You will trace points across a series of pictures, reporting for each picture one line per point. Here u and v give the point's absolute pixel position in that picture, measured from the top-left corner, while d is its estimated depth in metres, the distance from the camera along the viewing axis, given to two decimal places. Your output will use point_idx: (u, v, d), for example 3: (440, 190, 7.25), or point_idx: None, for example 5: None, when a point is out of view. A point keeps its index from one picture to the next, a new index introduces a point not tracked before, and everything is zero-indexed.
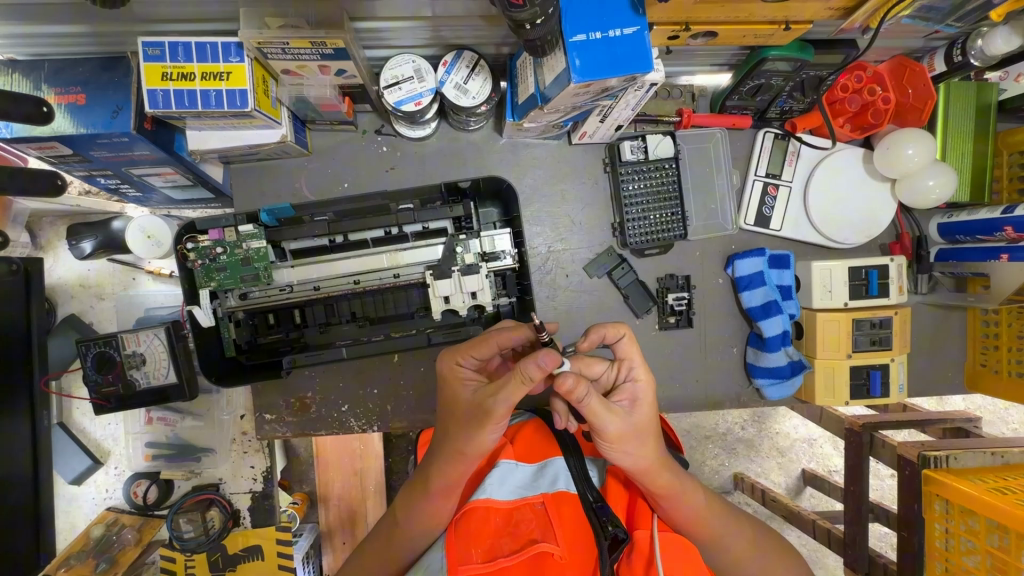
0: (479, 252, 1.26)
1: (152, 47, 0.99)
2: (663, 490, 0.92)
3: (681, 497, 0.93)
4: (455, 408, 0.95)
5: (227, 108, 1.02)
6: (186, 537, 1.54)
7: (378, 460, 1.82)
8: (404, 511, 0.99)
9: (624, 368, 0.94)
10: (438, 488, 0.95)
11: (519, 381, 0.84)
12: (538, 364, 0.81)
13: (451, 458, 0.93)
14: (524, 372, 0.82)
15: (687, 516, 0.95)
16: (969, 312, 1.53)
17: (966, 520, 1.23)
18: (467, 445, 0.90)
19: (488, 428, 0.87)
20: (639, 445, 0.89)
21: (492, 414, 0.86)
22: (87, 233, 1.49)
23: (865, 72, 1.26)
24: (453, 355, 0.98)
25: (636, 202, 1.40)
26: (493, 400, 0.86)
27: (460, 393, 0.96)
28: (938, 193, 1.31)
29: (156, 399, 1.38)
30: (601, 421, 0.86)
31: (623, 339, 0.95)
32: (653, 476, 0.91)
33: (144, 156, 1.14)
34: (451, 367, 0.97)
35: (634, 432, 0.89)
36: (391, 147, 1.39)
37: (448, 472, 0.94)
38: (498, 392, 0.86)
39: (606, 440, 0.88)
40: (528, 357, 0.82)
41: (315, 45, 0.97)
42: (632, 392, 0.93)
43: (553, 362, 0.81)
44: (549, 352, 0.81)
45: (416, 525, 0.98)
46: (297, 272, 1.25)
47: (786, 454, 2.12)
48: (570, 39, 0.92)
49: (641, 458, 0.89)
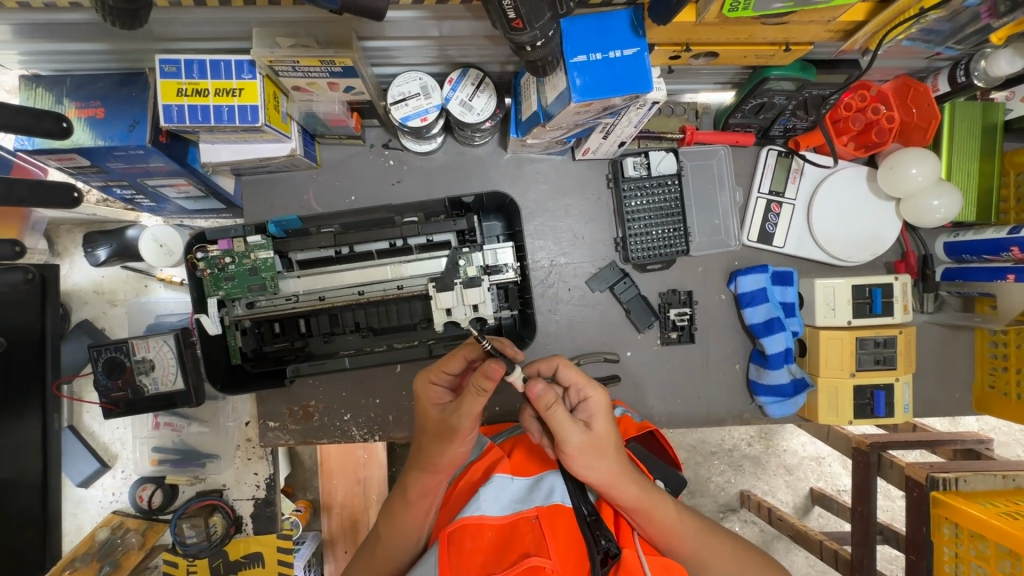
0: (482, 265, 1.28)
1: (168, 65, 1.03)
2: (631, 502, 0.93)
3: (651, 509, 0.95)
4: (426, 422, 0.98)
5: (238, 124, 1.06)
6: (188, 543, 1.52)
7: (380, 469, 1.84)
8: (387, 523, 1.01)
9: (574, 393, 0.98)
10: (417, 497, 0.98)
11: (475, 394, 0.87)
12: (487, 374, 0.84)
13: (428, 470, 0.96)
14: (476, 384, 0.86)
15: (664, 530, 0.96)
16: (977, 332, 1.50)
17: (976, 544, 1.21)
18: (439, 458, 0.94)
19: (456, 442, 0.92)
20: (603, 457, 0.91)
21: (458, 430, 0.90)
22: (103, 240, 1.54)
23: (868, 91, 1.29)
24: (425, 374, 0.99)
25: (639, 218, 1.41)
26: (457, 415, 0.90)
27: (429, 409, 0.98)
28: (944, 212, 1.32)
29: (164, 404, 1.41)
30: (566, 433, 0.89)
31: (559, 368, 0.97)
32: (620, 488, 0.92)
33: (159, 168, 1.18)
34: (424, 385, 0.99)
35: (597, 448, 0.91)
36: (398, 161, 1.41)
37: (426, 481, 0.97)
38: (459, 408, 0.90)
39: (571, 454, 0.90)
40: (478, 371, 0.85)
41: (325, 64, 1.01)
42: (585, 410, 0.96)
43: (500, 372, 0.84)
44: (495, 363, 0.84)
45: (401, 534, 1.00)
46: (304, 282, 1.27)
47: (794, 472, 2.10)
48: (571, 60, 0.94)
49: (605, 471, 0.91)
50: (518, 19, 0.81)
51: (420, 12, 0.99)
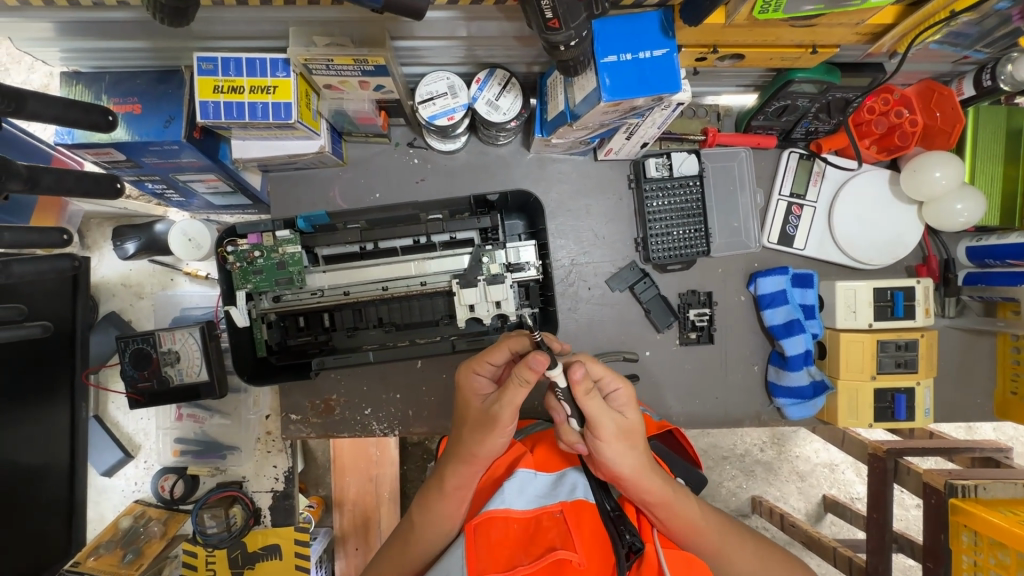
0: (505, 263, 1.29)
1: (206, 63, 1.06)
2: (657, 496, 0.94)
3: (675, 501, 0.95)
4: (467, 411, 1.00)
5: (272, 120, 1.08)
6: (210, 533, 1.55)
7: (393, 466, 1.86)
8: (417, 518, 1.02)
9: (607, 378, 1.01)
10: (453, 488, 0.99)
11: (517, 385, 0.88)
12: (529, 365, 0.85)
13: (465, 461, 0.97)
14: (519, 374, 0.87)
15: (688, 523, 0.96)
16: (999, 337, 1.50)
17: (996, 553, 1.20)
18: (479, 450, 0.95)
19: (495, 433, 0.93)
20: (632, 446, 0.92)
21: (498, 420, 0.92)
22: (132, 234, 1.58)
23: (891, 95, 1.27)
24: (470, 364, 1.01)
25: (660, 218, 1.42)
26: (497, 405, 0.91)
27: (472, 399, 1.00)
28: (967, 216, 1.31)
29: (189, 395, 1.44)
30: (602, 418, 0.88)
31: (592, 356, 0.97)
32: (646, 479, 0.92)
33: (190, 164, 1.21)
34: (466, 375, 1.01)
35: (627, 435, 0.91)
36: (422, 160, 1.44)
37: (461, 472, 0.98)
38: (500, 398, 0.91)
39: (605, 442, 0.89)
40: (522, 362, 0.86)
41: (358, 62, 1.03)
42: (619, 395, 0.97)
43: (544, 364, 0.84)
44: (540, 354, 0.84)
45: (435, 526, 1.01)
46: (329, 276, 1.29)
47: (807, 478, 2.09)
48: (601, 60, 0.96)
49: (634, 461, 0.91)
50: (554, 19, 0.83)
51: (454, 12, 1.01)
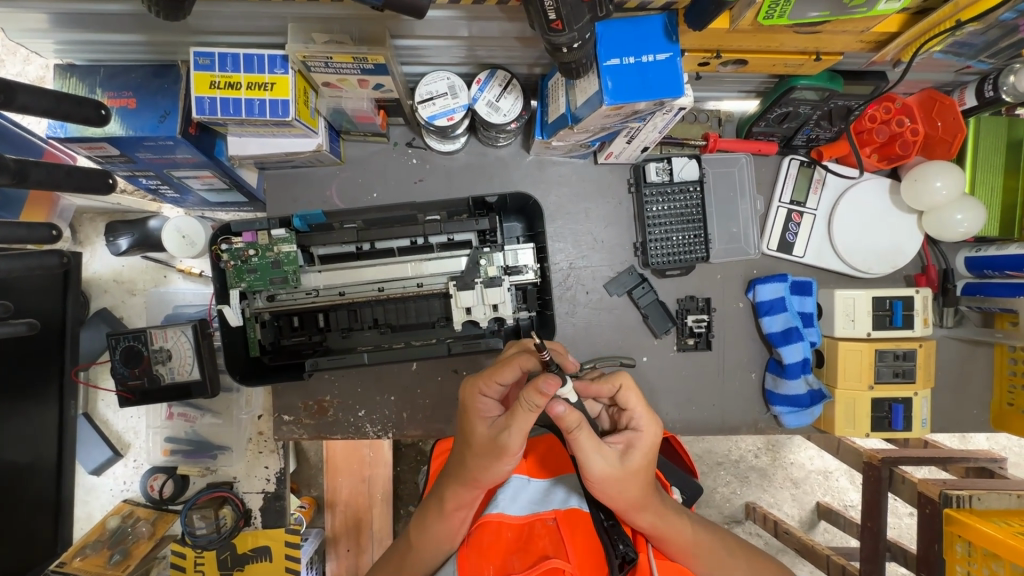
0: (503, 266, 1.27)
1: (202, 57, 1.03)
2: (647, 526, 0.92)
3: (669, 530, 0.93)
4: (470, 437, 0.92)
5: (269, 117, 1.07)
6: (198, 534, 1.54)
7: (385, 468, 1.84)
8: (416, 539, 0.96)
9: (627, 417, 0.93)
10: (453, 510, 0.93)
11: (527, 409, 0.84)
12: (539, 390, 0.81)
13: (468, 485, 0.91)
14: (529, 400, 0.83)
15: (682, 549, 0.94)
16: (996, 347, 1.49)
17: (989, 564, 1.21)
18: (484, 474, 0.89)
19: (503, 461, 0.88)
20: (627, 488, 0.88)
21: (507, 449, 0.87)
22: (124, 230, 1.56)
23: (893, 104, 1.27)
24: (475, 383, 0.94)
25: (660, 222, 1.41)
26: (507, 433, 0.86)
27: (476, 424, 0.92)
28: (967, 227, 1.31)
29: (179, 394, 1.42)
30: (588, 459, 0.87)
31: (620, 391, 0.92)
32: (634, 516, 0.90)
33: (186, 159, 1.19)
34: (472, 395, 0.93)
35: (622, 479, 0.88)
36: (421, 160, 1.42)
37: (463, 494, 0.92)
38: (510, 425, 0.86)
39: (592, 480, 0.88)
40: (530, 386, 0.82)
41: (358, 61, 1.02)
42: (629, 438, 0.91)
43: (554, 387, 0.81)
44: (549, 379, 0.81)
45: (435, 545, 0.96)
46: (325, 276, 1.27)
47: (801, 485, 2.08)
48: (604, 63, 0.95)
49: (625, 501, 0.89)
50: (558, 20, 0.82)
51: (455, 11, 0.99)
